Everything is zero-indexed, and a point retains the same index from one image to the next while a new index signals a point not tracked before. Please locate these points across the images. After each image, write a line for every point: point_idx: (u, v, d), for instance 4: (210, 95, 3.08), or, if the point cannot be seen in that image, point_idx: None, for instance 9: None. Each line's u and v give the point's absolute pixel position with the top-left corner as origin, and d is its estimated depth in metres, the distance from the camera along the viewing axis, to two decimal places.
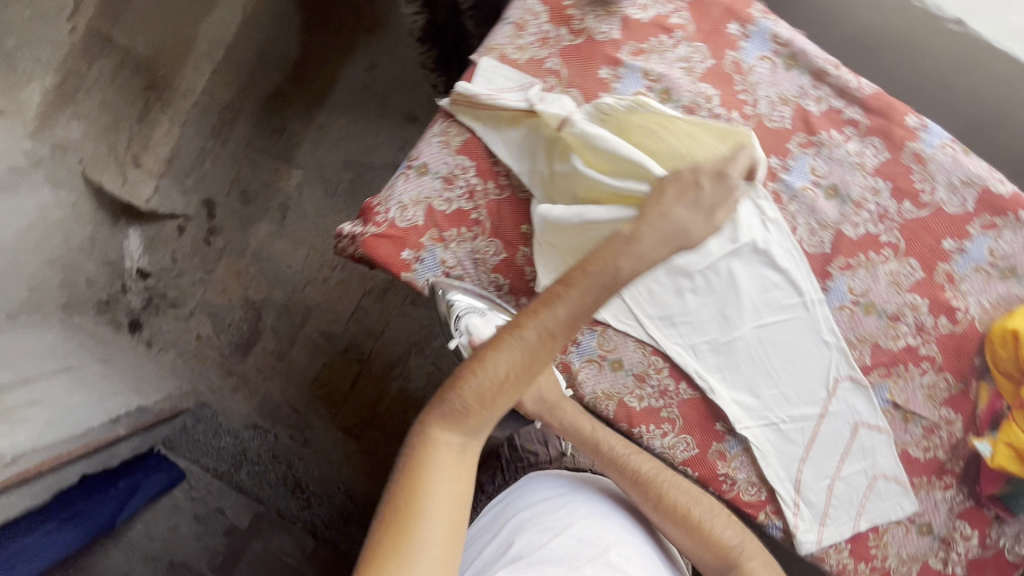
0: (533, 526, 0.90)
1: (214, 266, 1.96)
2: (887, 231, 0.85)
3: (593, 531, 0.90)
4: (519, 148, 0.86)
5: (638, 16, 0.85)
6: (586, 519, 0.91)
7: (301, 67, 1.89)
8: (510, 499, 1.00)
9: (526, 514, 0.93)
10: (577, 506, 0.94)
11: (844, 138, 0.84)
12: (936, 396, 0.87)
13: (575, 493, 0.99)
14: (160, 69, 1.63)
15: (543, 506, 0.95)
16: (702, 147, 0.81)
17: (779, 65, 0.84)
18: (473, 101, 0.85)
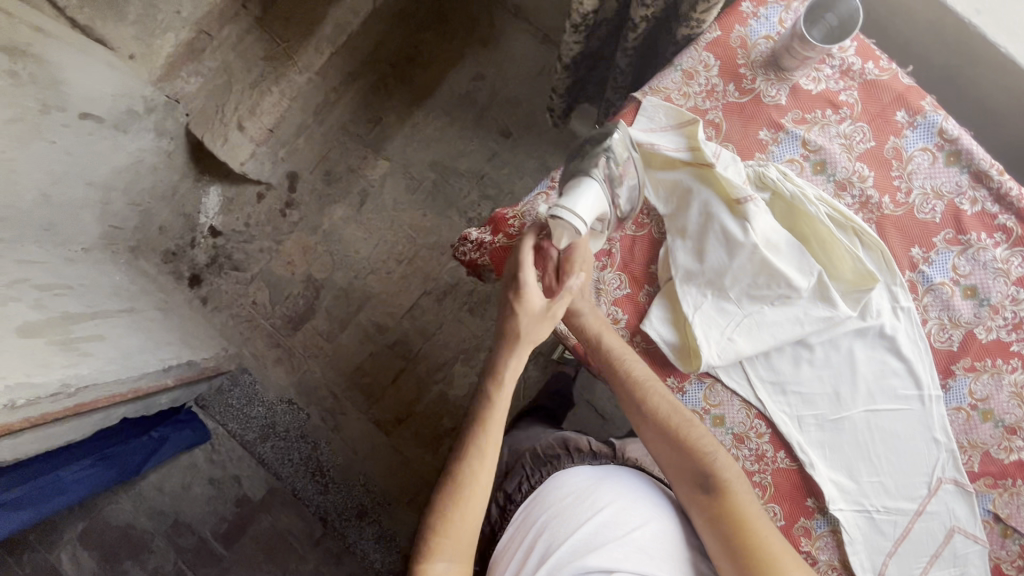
0: (563, 514, 0.91)
1: (284, 237, 1.99)
2: (1019, 341, 0.85)
3: (622, 513, 0.90)
4: (669, 191, 0.86)
5: (809, 87, 0.86)
6: (614, 503, 0.91)
7: (409, 67, 1.96)
8: (542, 488, 0.99)
9: (558, 504, 0.93)
10: (602, 493, 0.93)
11: (993, 243, 0.84)
12: None
13: (603, 480, 0.96)
14: (284, 43, 1.64)
15: (572, 494, 0.94)
16: (832, 266, 0.84)
17: (940, 158, 0.85)
18: (634, 136, 0.84)
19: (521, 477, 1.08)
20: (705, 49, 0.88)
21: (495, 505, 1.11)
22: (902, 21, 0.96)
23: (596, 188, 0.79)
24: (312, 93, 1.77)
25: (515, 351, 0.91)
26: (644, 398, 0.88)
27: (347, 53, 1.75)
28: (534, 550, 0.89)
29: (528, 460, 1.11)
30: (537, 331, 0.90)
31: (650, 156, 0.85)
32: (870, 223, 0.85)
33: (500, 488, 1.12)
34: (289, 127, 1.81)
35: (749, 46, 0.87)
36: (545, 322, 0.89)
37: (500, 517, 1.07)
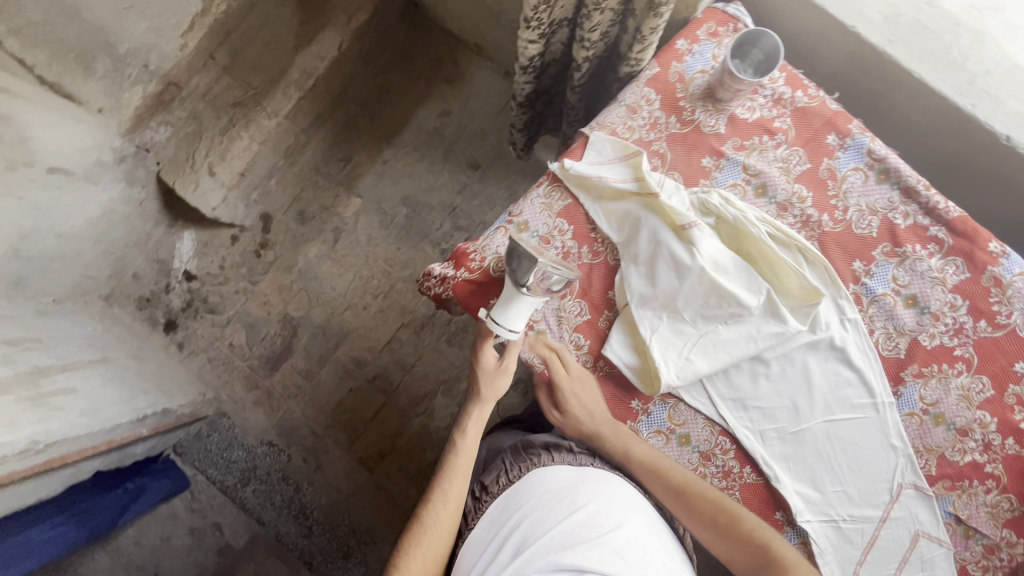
0: (539, 512, 0.90)
1: (259, 277, 1.99)
2: (961, 345, 0.88)
3: (598, 516, 0.89)
4: (620, 221, 0.90)
5: (745, 116, 0.91)
6: (590, 505, 0.90)
7: (377, 106, 2.00)
8: (520, 482, 0.98)
9: (534, 502, 0.92)
10: (579, 495, 0.92)
11: (927, 254, 0.89)
12: (998, 516, 0.88)
13: (583, 481, 0.96)
14: (253, 88, 1.68)
15: (548, 492, 0.93)
16: (781, 285, 0.87)
17: (872, 177, 0.90)
18: (583, 171, 0.90)
19: (499, 470, 1.04)
20: (646, 85, 0.93)
21: (470, 498, 1.07)
22: (828, 52, 1.02)
23: (526, 303, 0.83)
24: (283, 136, 1.79)
25: (479, 405, 1.00)
26: (689, 497, 0.89)
27: (315, 97, 1.78)
28: (507, 544, 0.88)
29: (507, 456, 1.08)
30: (498, 383, 0.99)
31: (599, 187, 0.90)
32: (812, 240, 0.90)
33: (476, 482, 1.09)
34: (260, 170, 1.81)
35: (686, 80, 0.92)
36: (501, 374, 0.99)
37: (473, 508, 1.03)
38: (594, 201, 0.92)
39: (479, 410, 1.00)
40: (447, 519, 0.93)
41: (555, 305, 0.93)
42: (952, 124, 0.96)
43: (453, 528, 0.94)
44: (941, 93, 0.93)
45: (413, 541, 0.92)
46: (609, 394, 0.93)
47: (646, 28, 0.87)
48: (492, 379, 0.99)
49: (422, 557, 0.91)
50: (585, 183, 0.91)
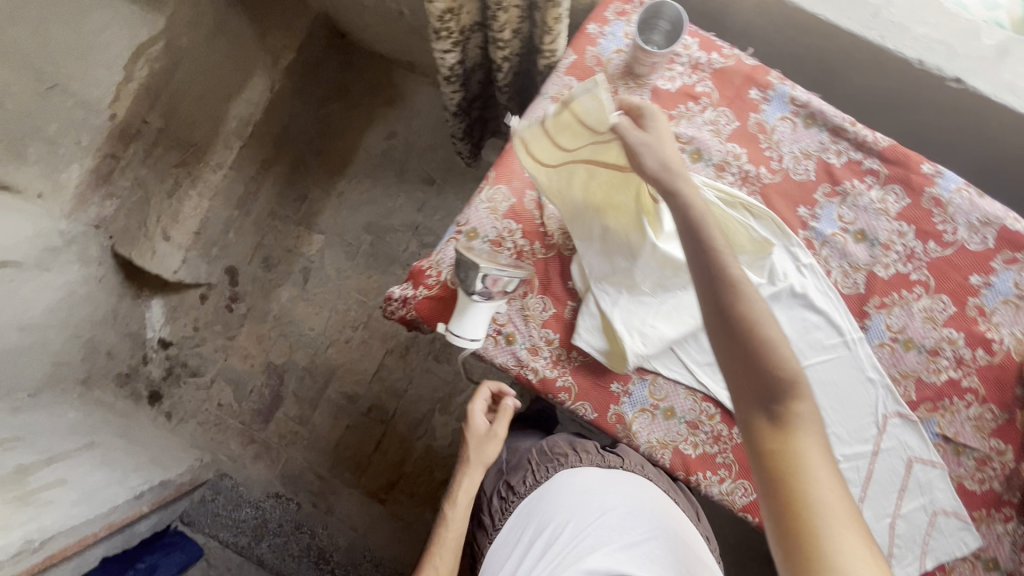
0: (570, 512, 0.94)
1: (237, 331, 1.99)
2: (916, 270, 0.90)
3: (628, 518, 0.92)
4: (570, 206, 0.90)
5: (667, 86, 0.92)
6: (621, 505, 0.94)
7: (323, 141, 2.00)
8: (550, 485, 1.01)
9: (564, 502, 0.96)
10: (610, 497, 0.96)
11: (866, 187, 0.90)
12: (984, 427, 0.89)
13: (612, 482, 0.99)
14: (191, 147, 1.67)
15: (580, 492, 0.97)
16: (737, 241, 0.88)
17: (799, 124, 0.91)
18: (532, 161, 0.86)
19: (526, 469, 1.07)
20: (566, 73, 0.93)
21: (495, 497, 1.09)
22: (733, 12, 1.04)
23: (480, 309, 0.86)
24: (232, 185, 1.82)
25: (468, 473, 1.07)
26: (768, 348, 0.67)
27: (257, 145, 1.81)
28: (536, 544, 0.93)
29: (534, 455, 1.09)
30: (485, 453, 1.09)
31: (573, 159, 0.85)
32: (755, 194, 0.91)
33: (500, 482, 1.11)
34: (216, 225, 1.82)
35: (604, 62, 0.93)
36: (490, 440, 1.10)
37: (500, 508, 1.05)
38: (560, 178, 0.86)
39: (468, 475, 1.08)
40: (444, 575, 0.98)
41: (519, 304, 0.93)
42: (867, 60, 0.98)
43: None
44: (848, 30, 0.95)
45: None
46: (590, 382, 0.93)
47: (550, 19, 0.87)
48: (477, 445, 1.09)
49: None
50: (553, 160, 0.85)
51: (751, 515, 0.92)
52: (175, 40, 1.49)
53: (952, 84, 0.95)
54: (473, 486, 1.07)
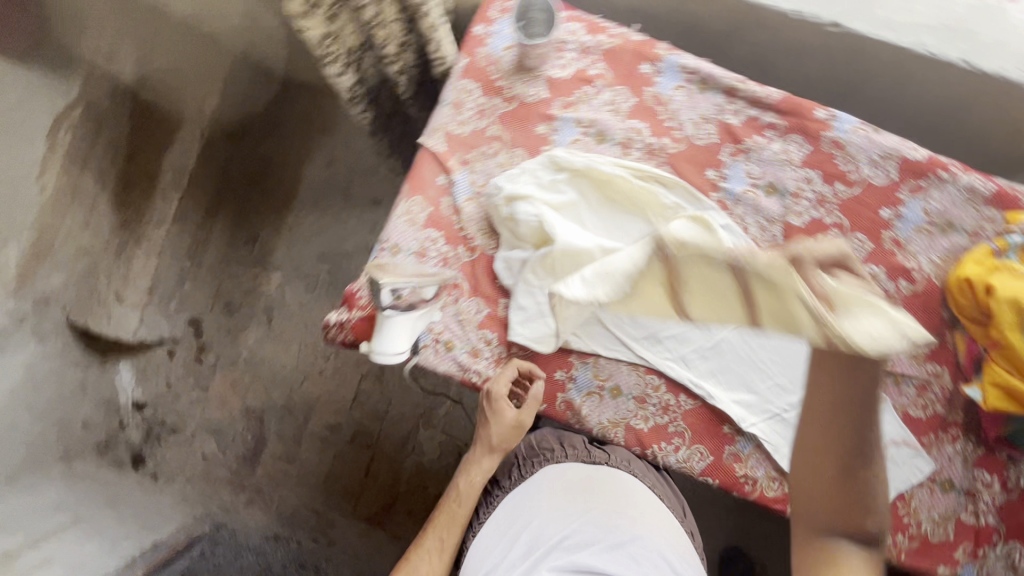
0: (555, 512, 0.92)
1: (209, 382, 1.96)
2: (829, 213, 0.91)
3: (614, 513, 0.91)
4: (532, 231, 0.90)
5: (560, 75, 0.94)
6: (606, 501, 0.92)
7: (264, 178, 1.96)
8: (534, 483, 0.98)
9: (548, 500, 0.94)
10: (596, 491, 0.94)
11: (767, 141, 0.92)
12: (918, 353, 0.91)
13: (598, 475, 0.96)
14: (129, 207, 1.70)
15: (564, 488, 0.94)
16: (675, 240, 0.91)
17: (694, 90, 0.93)
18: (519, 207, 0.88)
19: (513, 464, 1.05)
20: (462, 77, 0.94)
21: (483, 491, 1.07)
22: None
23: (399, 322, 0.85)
24: (178, 239, 1.86)
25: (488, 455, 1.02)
26: None
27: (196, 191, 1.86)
28: (518, 541, 0.91)
29: (523, 449, 1.06)
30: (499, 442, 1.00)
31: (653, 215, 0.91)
32: (663, 166, 0.93)
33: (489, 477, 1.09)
34: (167, 278, 1.86)
35: (496, 61, 0.94)
36: (512, 430, 0.94)
37: (484, 501, 1.04)
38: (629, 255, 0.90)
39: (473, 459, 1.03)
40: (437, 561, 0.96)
41: (453, 309, 0.93)
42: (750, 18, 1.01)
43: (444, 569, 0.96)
44: None
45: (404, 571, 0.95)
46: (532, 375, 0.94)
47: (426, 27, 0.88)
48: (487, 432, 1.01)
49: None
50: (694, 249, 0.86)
51: (710, 478, 0.93)
52: (96, 105, 1.54)
53: (830, 29, 0.97)
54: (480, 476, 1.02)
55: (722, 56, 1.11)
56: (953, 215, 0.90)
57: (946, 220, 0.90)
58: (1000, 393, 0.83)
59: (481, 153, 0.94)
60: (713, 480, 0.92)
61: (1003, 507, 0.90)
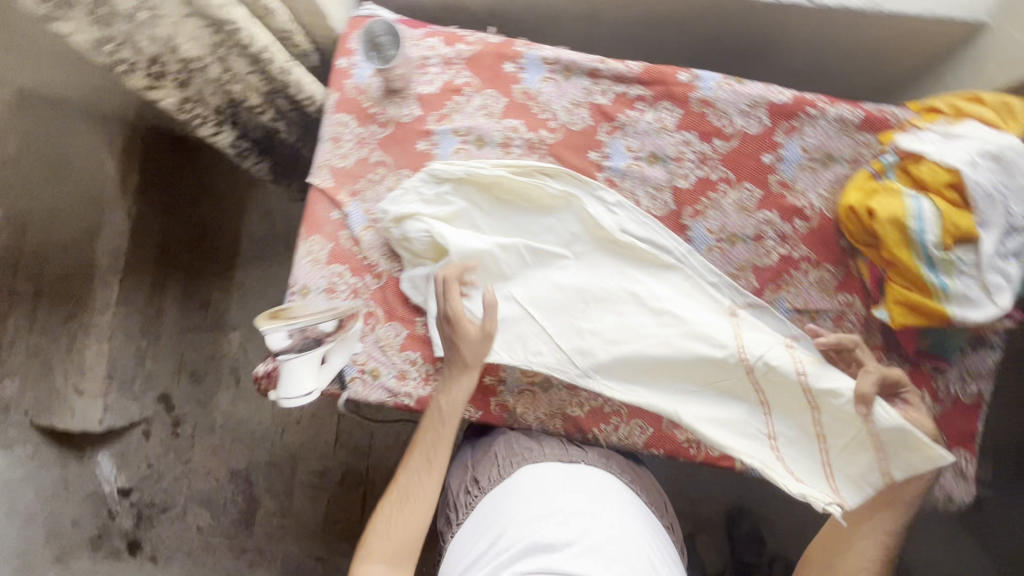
0: (531, 508, 0.81)
1: (190, 454, 1.78)
2: (713, 170, 0.93)
3: (597, 514, 0.81)
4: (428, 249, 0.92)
5: (429, 90, 0.95)
6: (587, 502, 0.83)
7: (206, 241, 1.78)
8: (503, 487, 0.87)
9: (523, 499, 0.83)
10: (578, 491, 0.84)
11: (639, 113, 0.94)
12: (828, 287, 0.93)
13: (577, 475, 0.88)
14: (70, 296, 1.51)
15: (542, 486, 0.85)
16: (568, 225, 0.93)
17: (560, 79, 0.95)
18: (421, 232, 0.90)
19: (495, 464, 0.92)
20: (335, 111, 0.96)
21: (461, 492, 0.94)
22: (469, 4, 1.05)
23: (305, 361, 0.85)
24: (127, 322, 1.60)
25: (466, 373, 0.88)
26: None
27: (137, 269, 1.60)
28: (490, 542, 0.79)
29: (502, 448, 0.94)
30: (471, 356, 0.87)
31: (666, 292, 0.92)
32: (546, 157, 0.94)
33: (467, 474, 0.95)
34: (126, 364, 1.62)
35: (365, 90, 0.96)
36: (484, 340, 0.87)
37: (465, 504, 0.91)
38: (685, 359, 0.89)
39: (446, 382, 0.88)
40: (426, 490, 0.83)
41: (371, 337, 0.94)
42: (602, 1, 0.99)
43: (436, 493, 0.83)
44: None
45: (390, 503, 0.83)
46: None
47: (275, 72, 0.87)
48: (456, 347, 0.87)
49: (399, 517, 0.81)
50: (780, 376, 0.87)
51: (655, 449, 0.94)
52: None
53: None
54: (460, 397, 0.87)
55: (588, 41, 1.13)
56: (830, 147, 0.92)
57: (824, 153, 0.92)
58: (904, 309, 0.85)
59: (368, 181, 0.96)
60: (659, 450, 0.94)
61: (939, 418, 0.92)
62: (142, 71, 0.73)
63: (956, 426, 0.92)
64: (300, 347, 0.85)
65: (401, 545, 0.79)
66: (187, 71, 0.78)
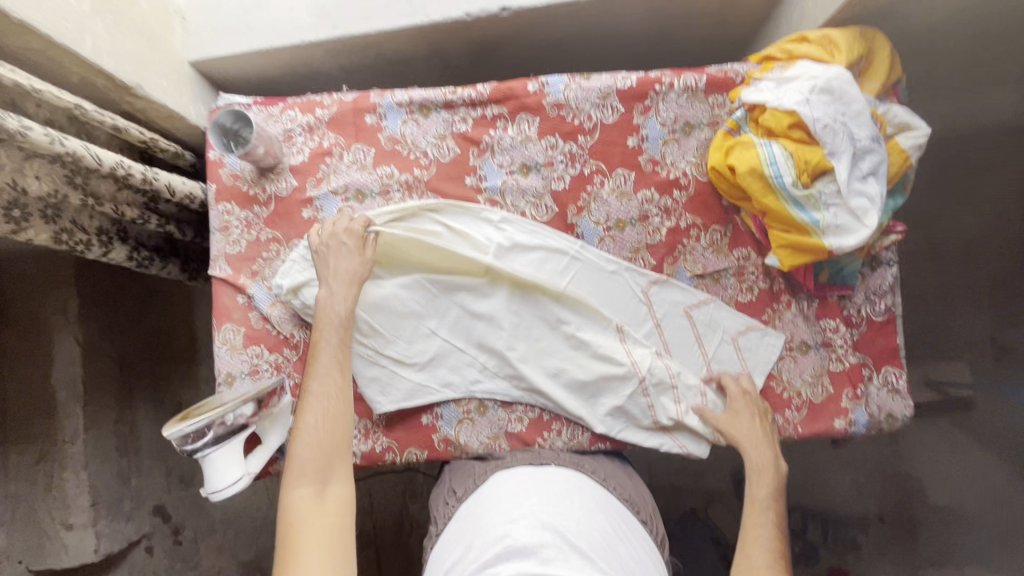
0: (503, 511, 0.77)
1: (198, 558, 1.58)
2: (585, 165, 0.96)
3: (568, 515, 0.76)
4: None
5: (300, 159, 0.98)
6: (557, 503, 0.78)
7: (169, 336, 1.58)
8: (474, 505, 0.84)
9: (493, 507, 0.79)
10: (548, 493, 0.81)
11: (502, 130, 0.97)
12: (721, 247, 0.96)
13: (543, 479, 0.85)
14: (38, 421, 1.32)
15: (510, 493, 0.81)
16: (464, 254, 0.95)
17: (419, 118, 0.98)
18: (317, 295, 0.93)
19: (467, 478, 0.91)
20: (218, 202, 0.99)
21: (438, 504, 0.92)
22: (320, 69, 1.10)
23: (228, 450, 0.84)
24: (103, 440, 1.38)
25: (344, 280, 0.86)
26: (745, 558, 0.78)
27: (105, 380, 1.39)
28: (463, 555, 0.74)
29: (475, 464, 0.94)
30: (349, 265, 0.87)
31: (568, 309, 0.95)
32: (425, 194, 0.97)
33: (443, 493, 0.93)
34: (110, 483, 1.39)
35: (240, 174, 0.99)
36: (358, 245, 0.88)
37: (440, 516, 0.89)
38: (594, 378, 0.94)
39: (328, 291, 0.85)
40: (341, 386, 0.80)
41: None
42: (440, 34, 1.00)
43: (351, 389, 0.81)
44: (398, 28, 0.97)
45: (306, 413, 0.77)
46: (402, 431, 0.96)
47: (149, 176, 0.89)
48: (336, 258, 0.87)
49: (325, 420, 0.77)
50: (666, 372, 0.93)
51: (600, 444, 0.97)
52: None
53: (506, 14, 0.96)
54: (345, 305, 0.85)
55: (441, 70, 1.16)
56: (687, 116, 0.95)
57: (682, 123, 0.95)
58: (788, 250, 0.88)
59: (264, 260, 0.98)
60: (604, 444, 0.97)
61: (858, 341, 0.96)
62: (1, 221, 0.74)
63: (876, 346, 0.96)
64: (214, 441, 0.82)
65: (333, 446, 0.76)
66: (49, 206, 0.81)
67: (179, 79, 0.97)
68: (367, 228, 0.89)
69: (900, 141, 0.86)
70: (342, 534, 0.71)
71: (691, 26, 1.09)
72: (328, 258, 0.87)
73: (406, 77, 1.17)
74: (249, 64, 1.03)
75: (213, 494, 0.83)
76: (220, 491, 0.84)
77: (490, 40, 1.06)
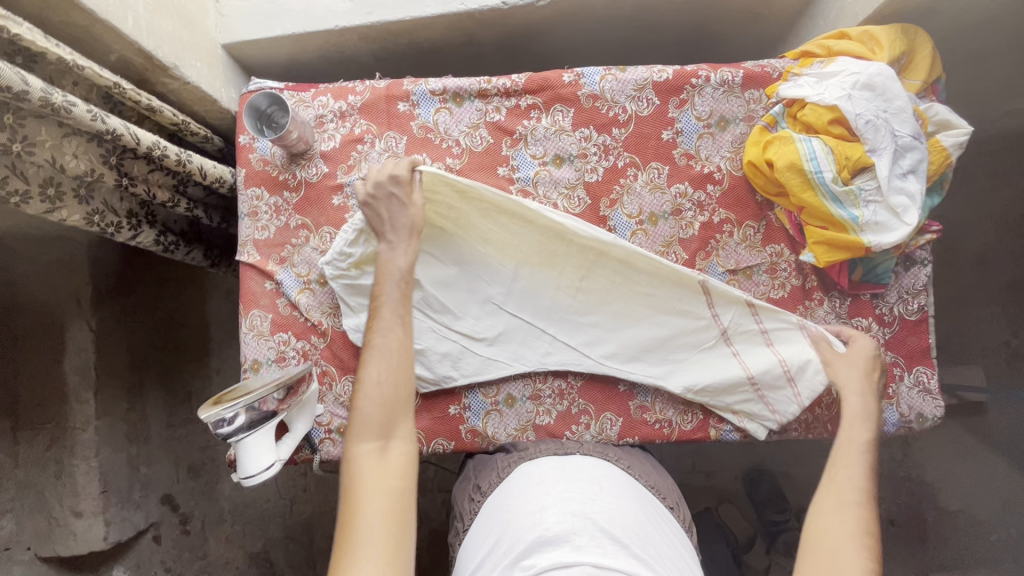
0: (530, 500, 0.76)
1: (205, 548, 1.56)
2: (618, 158, 0.96)
3: (597, 502, 0.75)
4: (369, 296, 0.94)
5: (331, 146, 0.97)
6: (585, 490, 0.77)
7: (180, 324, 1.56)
8: (500, 494, 0.83)
9: (520, 496, 0.78)
10: (573, 481, 0.80)
11: (535, 121, 0.96)
12: (754, 242, 0.95)
13: (570, 467, 0.84)
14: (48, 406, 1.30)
15: (536, 481, 0.80)
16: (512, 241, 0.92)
17: (452, 106, 0.97)
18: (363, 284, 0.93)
19: (494, 469, 0.90)
20: (247, 187, 0.98)
21: (465, 498, 0.91)
22: (350, 57, 1.09)
23: (260, 437, 0.83)
24: (114, 427, 1.37)
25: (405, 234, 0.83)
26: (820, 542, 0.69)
27: (116, 365, 1.37)
28: (496, 547, 0.73)
29: (501, 455, 0.93)
30: (407, 217, 0.84)
31: (641, 273, 0.92)
32: None
33: (470, 485, 0.92)
34: (120, 472, 1.38)
35: (269, 159, 0.98)
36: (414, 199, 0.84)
37: (468, 509, 0.88)
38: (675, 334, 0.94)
39: (388, 244, 0.83)
40: (404, 342, 0.78)
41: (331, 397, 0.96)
42: (472, 24, 1.00)
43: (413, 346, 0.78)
44: (431, 16, 0.96)
45: (370, 369, 0.75)
46: (430, 421, 0.96)
47: (183, 159, 0.88)
48: (388, 210, 0.84)
49: (388, 376, 0.75)
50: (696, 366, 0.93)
51: (629, 438, 0.96)
52: None
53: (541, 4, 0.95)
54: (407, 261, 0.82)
55: (467, 61, 1.15)
56: (723, 110, 0.95)
57: (718, 117, 0.95)
58: (825, 247, 0.88)
59: (293, 247, 0.97)
60: (632, 437, 0.96)
61: (889, 340, 0.95)
62: (38, 198, 0.74)
63: (908, 346, 0.95)
64: (248, 425, 0.81)
65: (397, 403, 0.74)
66: (83, 184, 0.80)
67: (211, 62, 0.97)
68: (413, 169, 0.84)
69: (942, 139, 0.85)
70: (401, 497, 0.68)
71: (722, 23, 1.09)
72: (380, 212, 0.84)
73: (434, 67, 1.16)
74: (280, 49, 1.03)
75: (244, 478, 0.82)
76: (251, 476, 0.83)
77: (521, 32, 1.06)
